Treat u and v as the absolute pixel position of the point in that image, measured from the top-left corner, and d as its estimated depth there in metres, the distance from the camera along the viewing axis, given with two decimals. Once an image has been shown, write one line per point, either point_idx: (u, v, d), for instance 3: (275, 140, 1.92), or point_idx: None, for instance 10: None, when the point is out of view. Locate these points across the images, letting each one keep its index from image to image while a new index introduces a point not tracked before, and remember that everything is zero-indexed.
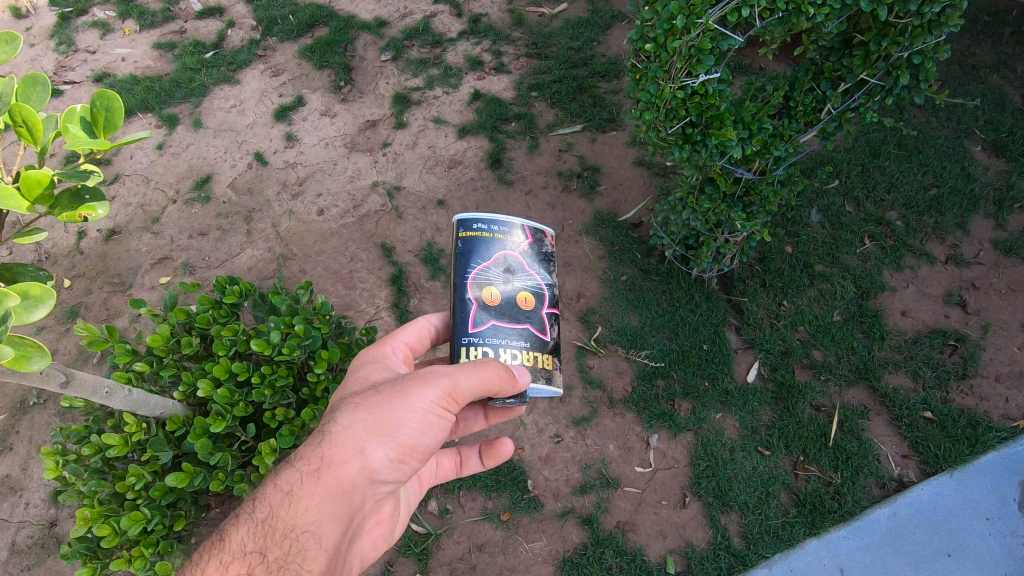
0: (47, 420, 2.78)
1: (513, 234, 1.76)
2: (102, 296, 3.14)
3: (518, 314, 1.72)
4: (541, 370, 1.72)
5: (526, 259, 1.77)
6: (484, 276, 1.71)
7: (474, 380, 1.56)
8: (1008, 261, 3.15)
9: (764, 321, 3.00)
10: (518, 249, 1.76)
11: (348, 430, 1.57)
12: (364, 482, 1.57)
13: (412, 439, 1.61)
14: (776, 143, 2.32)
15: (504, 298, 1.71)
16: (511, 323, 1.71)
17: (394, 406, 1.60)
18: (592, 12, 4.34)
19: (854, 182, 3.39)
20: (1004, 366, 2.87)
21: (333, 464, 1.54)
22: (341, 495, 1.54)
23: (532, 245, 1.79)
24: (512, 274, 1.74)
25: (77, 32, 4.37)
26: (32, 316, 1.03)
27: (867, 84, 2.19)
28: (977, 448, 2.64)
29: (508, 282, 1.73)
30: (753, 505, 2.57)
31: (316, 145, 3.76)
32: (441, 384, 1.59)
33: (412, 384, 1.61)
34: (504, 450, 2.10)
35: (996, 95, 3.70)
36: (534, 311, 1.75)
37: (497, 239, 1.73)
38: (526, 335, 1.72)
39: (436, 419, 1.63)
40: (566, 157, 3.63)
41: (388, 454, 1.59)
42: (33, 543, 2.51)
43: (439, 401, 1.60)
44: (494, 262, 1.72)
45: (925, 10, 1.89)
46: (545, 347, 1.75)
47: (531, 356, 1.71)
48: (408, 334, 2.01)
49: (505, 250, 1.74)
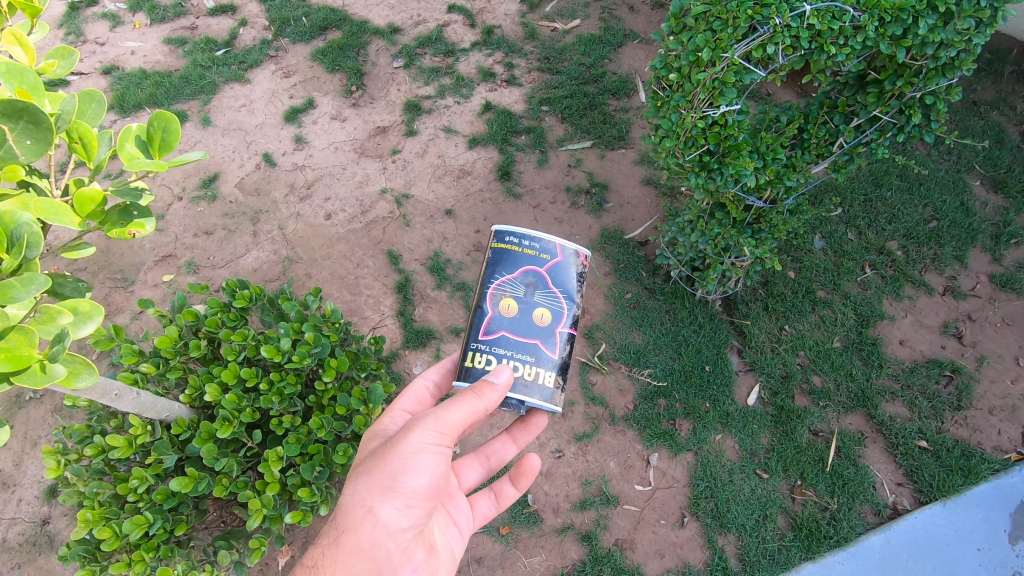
0: (43, 415, 2.74)
1: (542, 251, 1.75)
2: (103, 291, 3.11)
3: (531, 330, 1.72)
4: (542, 386, 1.71)
5: (552, 278, 1.74)
6: (505, 287, 1.73)
7: (460, 410, 1.59)
8: (1003, 295, 3.22)
9: (766, 345, 3.04)
10: (546, 267, 1.74)
11: (354, 496, 1.60)
12: (383, 537, 1.59)
13: (418, 483, 1.61)
14: (789, 174, 2.39)
15: (520, 312, 1.72)
16: (522, 337, 1.71)
17: (388, 460, 1.61)
18: (604, 30, 4.39)
19: (856, 211, 3.45)
20: (998, 398, 2.93)
21: (347, 530, 1.57)
22: (363, 556, 1.55)
23: (562, 264, 1.76)
24: (535, 289, 1.73)
25: (87, 23, 4.34)
26: (80, 332, 1.08)
27: (879, 121, 2.26)
28: (969, 479, 2.69)
29: (528, 296, 1.72)
30: (750, 528, 2.60)
31: (325, 149, 3.76)
32: (430, 423, 1.61)
33: (403, 433, 1.64)
34: (532, 464, 2.09)
35: (996, 131, 3.79)
36: (548, 330, 1.73)
37: (526, 256, 1.74)
38: (533, 351, 1.71)
39: (437, 457, 1.63)
40: (575, 173, 3.67)
41: (397, 505, 1.59)
42: (24, 541, 2.47)
43: (431, 439, 1.61)
44: (518, 275, 1.73)
45: (942, 54, 1.95)
46: (548, 363, 1.72)
47: (529, 371, 1.70)
48: (407, 402, 2.05)
49: (532, 265, 1.74)
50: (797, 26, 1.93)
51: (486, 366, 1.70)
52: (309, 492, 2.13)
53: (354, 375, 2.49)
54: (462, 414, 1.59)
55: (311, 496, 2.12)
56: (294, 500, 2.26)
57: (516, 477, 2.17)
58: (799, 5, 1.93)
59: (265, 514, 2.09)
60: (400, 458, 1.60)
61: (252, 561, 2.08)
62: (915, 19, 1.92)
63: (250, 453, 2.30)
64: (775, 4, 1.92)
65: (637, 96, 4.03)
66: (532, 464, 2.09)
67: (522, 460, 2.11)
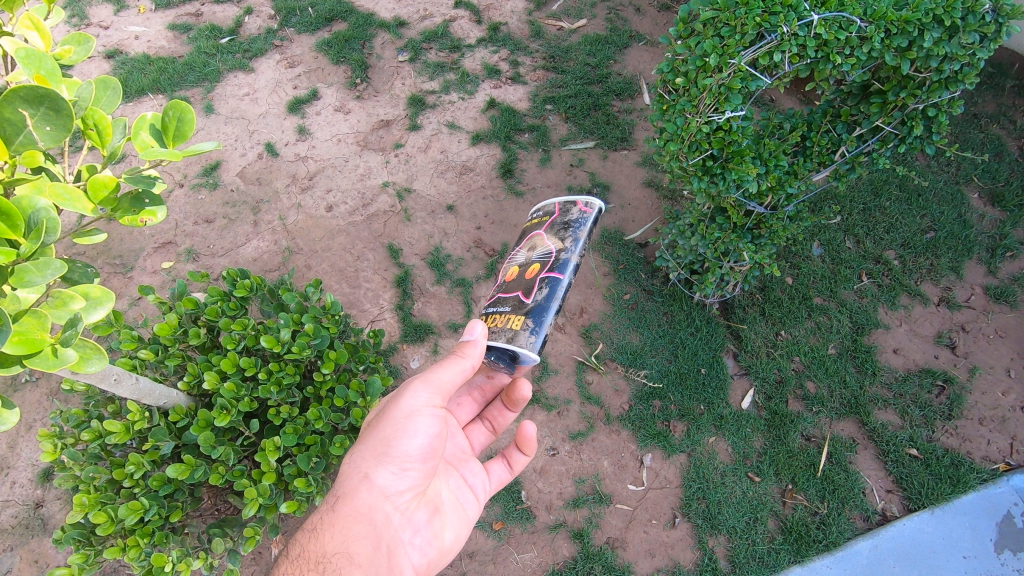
0: (38, 399, 2.73)
1: (544, 216, 1.99)
2: (102, 277, 3.10)
3: (517, 281, 1.89)
4: (507, 330, 1.81)
5: (546, 236, 1.93)
6: (515, 257, 2.01)
7: (449, 369, 1.74)
8: (997, 307, 3.26)
9: (762, 349, 3.06)
10: (544, 228, 1.95)
11: (350, 464, 1.69)
12: (380, 500, 1.67)
13: (412, 447, 1.70)
14: (790, 181, 2.42)
15: (517, 271, 1.94)
16: (508, 291, 1.90)
17: (382, 426, 1.71)
18: (610, 30, 4.39)
19: (855, 220, 3.48)
20: (988, 409, 2.96)
21: (344, 496, 1.64)
22: (360, 518, 1.63)
23: (557, 221, 1.94)
24: (531, 250, 1.95)
25: (91, 6, 4.32)
26: (91, 317, 1.08)
27: (881, 132, 2.27)
28: (958, 488, 2.73)
29: (525, 257, 1.95)
30: (741, 530, 2.63)
31: (328, 140, 3.76)
32: (420, 387, 1.73)
33: (395, 401, 1.75)
34: (528, 431, 2.07)
35: (995, 144, 3.82)
36: (530, 278, 1.86)
37: (532, 225, 2.02)
38: (512, 301, 1.85)
39: (429, 420, 1.73)
40: (576, 173, 3.68)
41: (391, 468, 1.68)
42: (17, 523, 2.47)
43: (420, 401, 1.72)
44: (524, 244, 2.00)
45: (946, 67, 1.97)
46: (520, 309, 1.81)
47: (501, 318, 1.85)
48: None
49: (535, 232, 1.99)
50: (805, 36, 1.95)
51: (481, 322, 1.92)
52: (304, 482, 2.12)
53: (353, 367, 2.50)
54: (453, 373, 1.75)
55: (306, 487, 2.12)
56: (290, 490, 2.28)
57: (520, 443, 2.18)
58: (807, 15, 1.94)
59: (262, 503, 2.09)
60: (393, 425, 1.70)
61: (246, 549, 2.09)
62: (921, 32, 1.95)
63: (246, 442, 2.31)
64: (783, 12, 1.95)
65: (641, 97, 4.04)
66: (526, 433, 2.07)
67: (518, 431, 2.12)
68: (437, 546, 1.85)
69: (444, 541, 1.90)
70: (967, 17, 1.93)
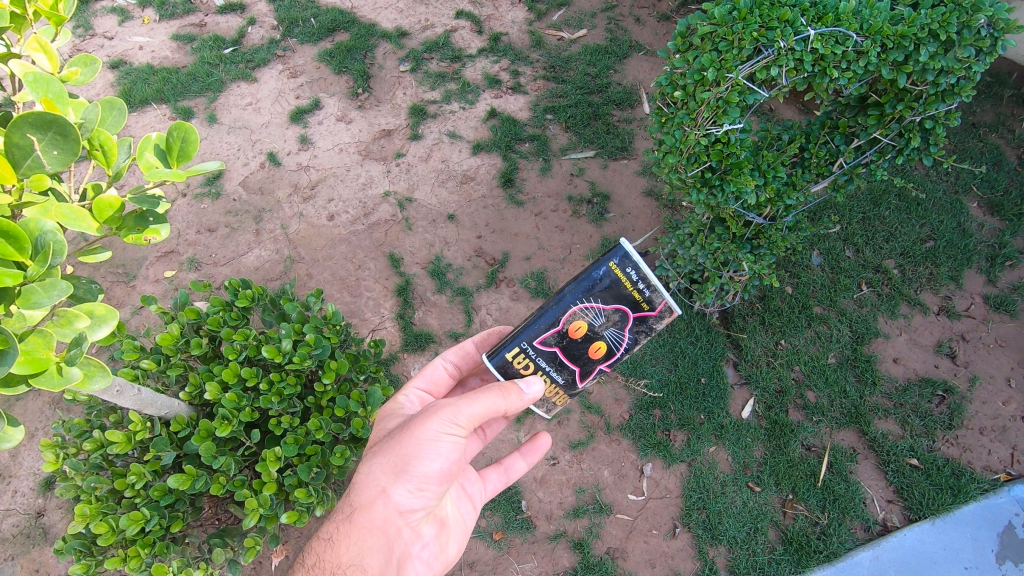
0: (40, 407, 2.74)
1: (647, 299, 1.63)
2: (105, 286, 3.12)
3: (586, 359, 1.73)
4: (550, 401, 1.86)
5: (633, 327, 1.67)
6: (588, 312, 1.66)
7: (483, 403, 1.66)
8: (996, 316, 3.26)
9: (762, 359, 3.07)
10: (638, 315, 1.65)
11: (369, 475, 1.69)
12: (395, 516, 1.69)
13: (431, 470, 1.67)
14: (789, 193, 2.44)
15: (584, 341, 1.70)
16: (569, 361, 1.74)
17: (405, 444, 1.67)
18: (610, 40, 4.42)
19: (854, 229, 3.50)
20: (988, 419, 2.96)
21: (360, 508, 1.67)
22: (375, 531, 1.67)
23: (653, 320, 1.66)
24: (611, 328, 1.67)
25: (96, 17, 4.37)
26: (96, 335, 1.10)
27: (879, 143, 2.29)
28: (959, 498, 2.72)
29: (600, 333, 1.68)
30: (741, 540, 2.63)
31: (330, 150, 3.78)
32: (447, 413, 1.65)
33: (420, 420, 1.69)
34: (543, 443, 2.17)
35: (994, 154, 3.84)
36: (595, 367, 1.76)
37: (631, 295, 1.62)
38: (569, 374, 1.77)
39: (452, 448, 1.68)
40: (577, 182, 3.70)
41: (410, 487, 1.67)
42: (18, 532, 2.47)
43: (445, 426, 1.65)
44: (607, 310, 1.65)
45: (941, 80, 2.00)
46: (571, 387, 1.80)
47: (552, 385, 1.80)
48: (421, 382, 2.15)
49: (626, 306, 1.63)
50: (801, 50, 1.97)
51: (523, 366, 1.76)
52: (305, 493, 2.14)
53: (353, 377, 2.50)
54: (484, 407, 1.66)
55: (307, 497, 2.13)
56: (290, 500, 2.28)
57: (526, 450, 2.20)
58: (803, 29, 1.97)
59: (262, 513, 2.09)
60: (417, 447, 1.65)
61: (247, 560, 2.09)
62: (916, 46, 1.97)
63: (247, 452, 2.31)
64: (780, 27, 1.97)
65: (641, 107, 4.06)
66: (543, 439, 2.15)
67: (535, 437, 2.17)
68: (441, 559, 1.91)
69: (447, 554, 1.94)
70: (963, 32, 1.93)
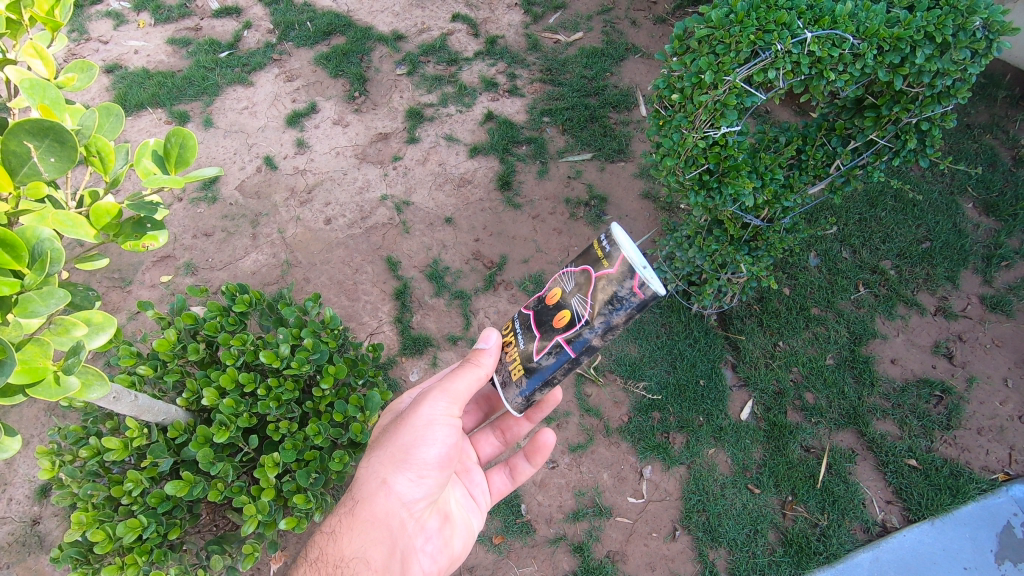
0: (35, 413, 2.72)
1: (609, 254, 1.48)
2: (101, 292, 3.11)
3: (549, 326, 1.61)
4: (507, 375, 1.71)
5: (595, 287, 1.51)
6: (565, 274, 1.62)
7: (466, 379, 1.71)
8: (993, 317, 3.28)
9: (760, 360, 3.07)
10: (599, 273, 1.50)
11: (368, 469, 1.73)
12: (396, 507, 1.72)
13: (429, 455, 1.71)
14: (786, 195, 2.45)
15: (553, 308, 1.62)
16: (535, 326, 1.65)
17: (401, 434, 1.72)
18: (606, 43, 4.43)
19: (850, 230, 3.51)
20: (986, 419, 2.97)
21: (362, 501, 1.70)
22: (377, 524, 1.69)
23: (615, 280, 1.47)
24: (577, 292, 1.55)
25: (90, 21, 4.36)
26: (93, 343, 1.09)
27: (876, 145, 2.30)
28: (958, 498, 2.72)
29: (568, 295, 1.58)
30: (741, 542, 2.62)
31: (326, 153, 3.78)
32: (439, 396, 1.70)
33: (414, 408, 1.74)
34: (546, 439, 2.06)
35: (988, 154, 3.86)
36: (554, 337, 1.60)
37: (597, 254, 1.53)
38: (530, 342, 1.66)
39: (446, 430, 1.73)
40: (574, 185, 3.70)
41: (409, 475, 1.71)
42: (13, 540, 2.45)
43: (439, 410, 1.71)
44: (577, 270, 1.57)
45: (938, 82, 2.01)
46: (526, 359, 1.66)
47: (512, 353, 1.71)
48: None
49: (590, 264, 1.53)
50: (798, 53, 1.98)
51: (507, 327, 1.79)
52: (304, 499, 2.14)
53: (351, 382, 2.49)
54: (468, 383, 1.71)
55: (306, 503, 2.14)
56: (289, 506, 2.27)
57: (529, 453, 2.13)
58: (800, 32, 1.98)
59: (261, 520, 2.08)
60: (412, 433, 1.70)
61: (244, 566, 2.08)
62: (913, 48, 1.98)
63: (245, 458, 2.30)
64: (777, 30, 1.97)
65: (637, 109, 4.07)
66: (547, 440, 2.04)
67: (536, 436, 2.07)
68: (446, 554, 1.92)
69: (453, 549, 1.95)
70: (958, 34, 1.95)
